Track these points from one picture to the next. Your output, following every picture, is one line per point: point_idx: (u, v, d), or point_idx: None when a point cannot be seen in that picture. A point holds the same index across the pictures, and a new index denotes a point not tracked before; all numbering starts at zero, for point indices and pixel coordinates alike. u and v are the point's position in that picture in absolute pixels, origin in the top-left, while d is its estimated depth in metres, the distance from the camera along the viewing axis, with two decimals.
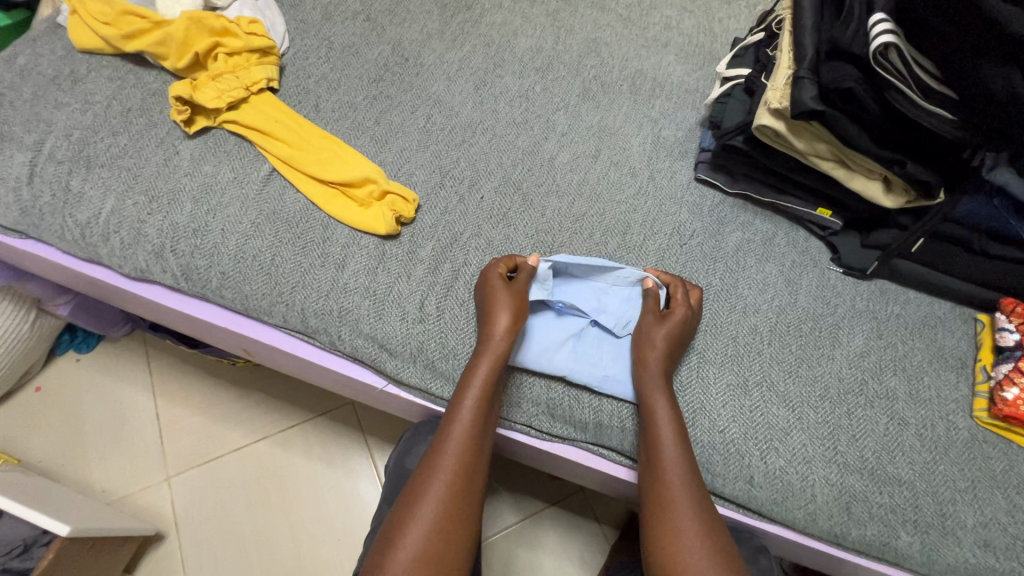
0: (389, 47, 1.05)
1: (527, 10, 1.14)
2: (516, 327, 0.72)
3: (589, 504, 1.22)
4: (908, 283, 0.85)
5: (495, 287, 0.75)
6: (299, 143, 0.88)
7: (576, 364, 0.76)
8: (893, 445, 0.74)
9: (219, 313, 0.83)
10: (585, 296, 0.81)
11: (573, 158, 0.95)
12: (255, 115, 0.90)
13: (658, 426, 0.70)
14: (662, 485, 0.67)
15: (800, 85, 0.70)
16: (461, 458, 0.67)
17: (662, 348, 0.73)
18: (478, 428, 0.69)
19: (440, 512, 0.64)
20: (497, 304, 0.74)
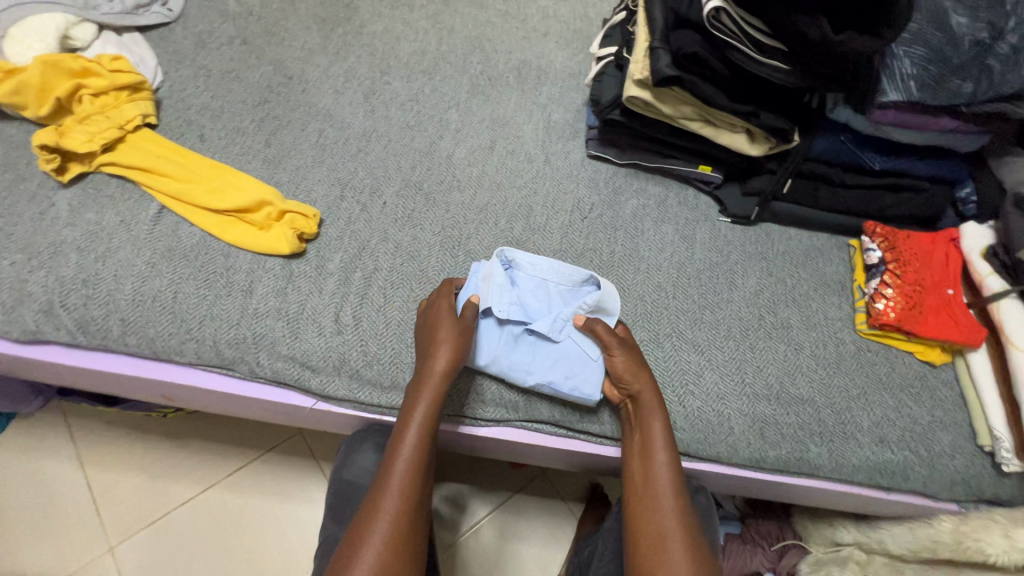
0: (272, 68, 1.04)
1: (408, 15, 1.16)
2: (446, 349, 0.72)
3: (552, 484, 1.26)
4: (788, 222, 0.93)
5: (433, 310, 0.76)
6: (186, 176, 0.86)
7: (512, 370, 0.77)
8: (793, 368, 0.81)
9: (128, 362, 0.79)
10: (528, 302, 0.82)
11: (470, 152, 0.97)
12: (135, 153, 0.87)
13: (654, 451, 0.71)
14: (653, 517, 0.68)
15: (656, 55, 0.76)
16: (403, 489, 0.67)
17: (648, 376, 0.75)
18: (418, 456, 0.69)
19: (391, 532, 0.64)
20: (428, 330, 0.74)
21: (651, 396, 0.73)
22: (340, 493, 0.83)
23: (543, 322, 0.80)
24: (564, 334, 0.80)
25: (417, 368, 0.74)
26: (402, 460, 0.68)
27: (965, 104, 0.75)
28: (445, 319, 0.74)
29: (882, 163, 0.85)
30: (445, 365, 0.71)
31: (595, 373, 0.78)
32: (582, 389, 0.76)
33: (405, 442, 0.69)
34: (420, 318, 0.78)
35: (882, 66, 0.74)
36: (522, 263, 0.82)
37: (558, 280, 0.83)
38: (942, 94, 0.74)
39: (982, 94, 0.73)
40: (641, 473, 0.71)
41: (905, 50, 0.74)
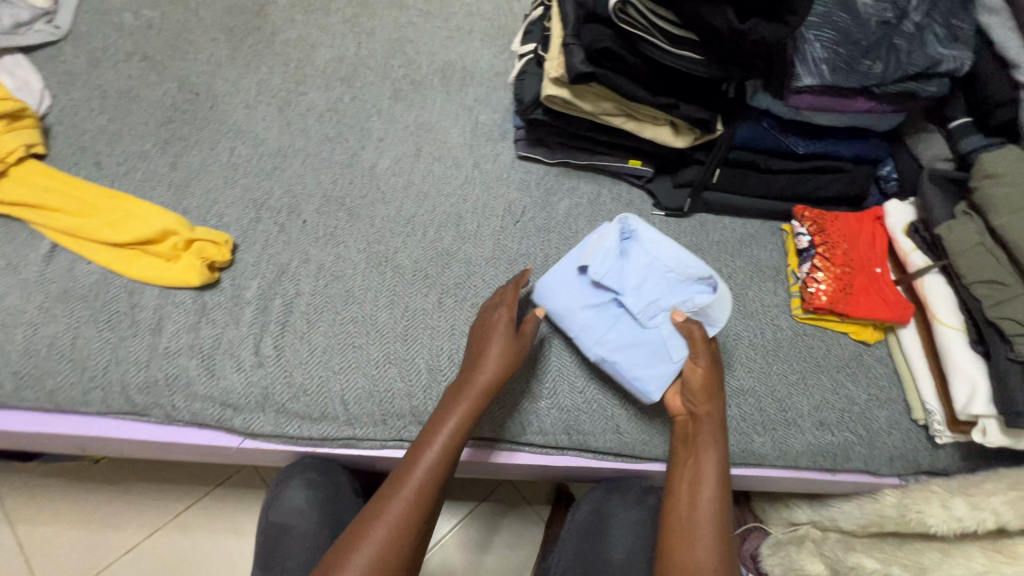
0: (175, 85, 0.97)
1: (323, 20, 1.10)
2: (490, 358, 0.70)
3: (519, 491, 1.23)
4: (721, 211, 0.93)
5: (489, 327, 0.72)
6: (80, 209, 0.79)
7: (586, 334, 0.74)
8: (732, 360, 0.81)
9: (28, 418, 0.72)
10: (628, 277, 0.76)
11: (394, 162, 0.93)
12: (19, 188, 0.79)
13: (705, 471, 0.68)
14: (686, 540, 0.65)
15: (569, 52, 0.73)
16: (415, 499, 0.64)
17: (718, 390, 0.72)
18: (436, 474, 0.65)
19: (390, 540, 0.61)
20: (483, 337, 0.72)
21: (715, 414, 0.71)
22: (270, 533, 0.80)
23: (631, 308, 0.74)
24: (655, 322, 0.75)
25: (463, 368, 0.72)
26: (421, 470, 0.65)
27: (877, 85, 0.74)
28: (499, 338, 0.71)
29: (805, 147, 0.86)
30: (483, 389, 0.68)
31: (669, 371, 0.73)
32: (646, 382, 0.72)
33: (429, 453, 0.66)
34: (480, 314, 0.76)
35: (794, 51, 0.73)
36: (647, 236, 0.77)
37: (670, 264, 0.77)
38: (854, 76, 0.73)
39: (892, 74, 0.73)
40: (685, 490, 0.68)
41: (815, 35, 0.73)
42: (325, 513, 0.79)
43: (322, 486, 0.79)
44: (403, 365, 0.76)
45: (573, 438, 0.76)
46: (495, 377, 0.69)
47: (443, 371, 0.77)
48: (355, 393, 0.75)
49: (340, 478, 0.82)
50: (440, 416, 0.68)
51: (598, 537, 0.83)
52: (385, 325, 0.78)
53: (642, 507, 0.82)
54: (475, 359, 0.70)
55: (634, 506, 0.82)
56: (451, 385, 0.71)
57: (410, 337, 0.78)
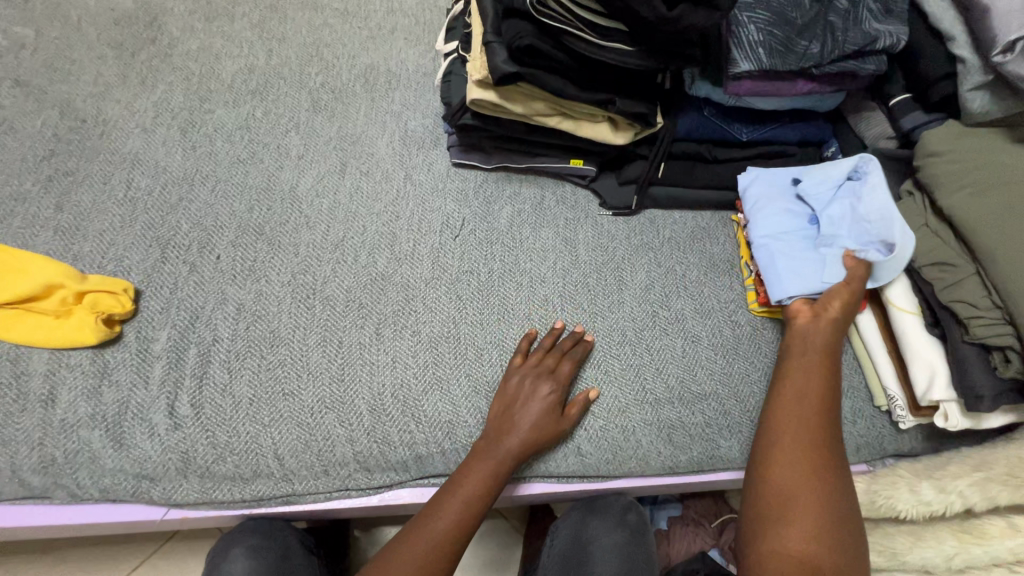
0: (58, 112, 0.86)
1: (228, 27, 1.00)
2: (536, 420, 0.68)
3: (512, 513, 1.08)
4: (669, 206, 0.89)
5: (535, 386, 0.70)
6: None
7: (763, 221, 0.78)
8: (692, 363, 0.78)
9: None
10: (835, 204, 0.76)
11: (317, 181, 0.85)
12: None
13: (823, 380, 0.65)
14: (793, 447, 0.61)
15: (491, 50, 0.67)
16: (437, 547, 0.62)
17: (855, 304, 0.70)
18: (462, 524, 0.64)
19: None
20: (530, 395, 0.70)
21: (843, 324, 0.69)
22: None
23: (824, 228, 0.75)
24: (822, 247, 0.75)
25: (495, 418, 0.69)
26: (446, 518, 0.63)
27: (815, 66, 0.71)
28: (539, 402, 0.69)
29: (748, 134, 0.82)
30: (512, 455, 0.66)
31: (808, 286, 0.72)
32: (778, 284, 0.74)
33: (457, 498, 0.64)
34: (520, 361, 0.73)
35: (729, 35, 0.69)
36: (869, 179, 0.75)
37: (878, 213, 0.73)
38: (791, 58, 0.70)
39: (830, 54, 0.70)
40: (794, 395, 0.65)
41: (749, 16, 0.69)
42: None
43: (266, 552, 0.73)
44: (342, 409, 0.69)
45: (532, 466, 0.72)
46: (524, 448, 0.67)
47: (387, 410, 0.70)
48: (289, 446, 0.67)
49: (288, 539, 0.76)
50: (468, 463, 0.66)
51: (581, 565, 0.78)
52: (317, 366, 0.71)
53: (625, 526, 0.78)
54: (507, 421, 0.68)
55: (615, 527, 0.78)
56: (483, 432, 0.69)
57: (347, 376, 0.71)
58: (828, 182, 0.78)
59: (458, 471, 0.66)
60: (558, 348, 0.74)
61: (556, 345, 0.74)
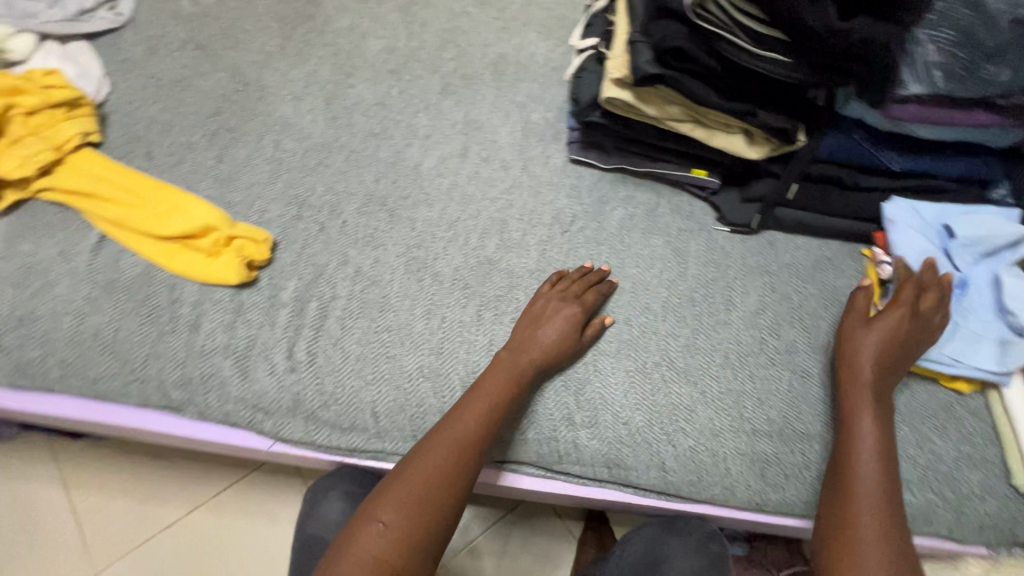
0: (226, 75, 0.96)
1: (375, 9, 1.07)
2: (559, 343, 0.71)
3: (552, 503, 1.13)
4: (793, 230, 0.84)
5: (559, 307, 0.73)
6: (130, 199, 0.79)
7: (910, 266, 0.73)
8: (799, 399, 0.73)
9: (74, 403, 0.75)
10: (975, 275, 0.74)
11: (440, 161, 0.89)
12: (76, 177, 0.80)
13: (859, 438, 0.64)
14: (858, 506, 0.60)
15: (635, 50, 0.66)
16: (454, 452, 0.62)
17: (885, 335, 0.67)
18: (478, 443, 0.64)
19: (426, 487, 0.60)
20: (546, 318, 0.72)
21: (862, 373, 0.67)
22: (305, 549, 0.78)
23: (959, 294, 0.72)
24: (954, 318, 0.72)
25: (513, 337, 0.72)
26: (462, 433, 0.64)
27: (999, 95, 0.63)
28: (563, 322, 0.72)
29: (900, 164, 0.75)
30: (532, 369, 0.69)
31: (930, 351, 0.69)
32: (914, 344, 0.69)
33: (469, 417, 0.65)
34: (547, 291, 0.75)
35: (904, 53, 0.62)
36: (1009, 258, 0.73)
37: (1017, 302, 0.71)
38: (972, 85, 0.63)
39: (1022, 82, 0.62)
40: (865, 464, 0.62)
41: (929, 35, 0.63)
42: None
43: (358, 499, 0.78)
44: (437, 380, 0.73)
45: (613, 474, 0.71)
46: (542, 366, 0.70)
47: None
48: (386, 406, 0.72)
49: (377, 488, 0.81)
50: (477, 388, 0.67)
51: None
52: (420, 336, 0.75)
53: (705, 555, 0.74)
54: (527, 340, 0.71)
55: (693, 552, 0.75)
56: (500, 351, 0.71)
57: (446, 350, 0.74)
58: (980, 245, 0.73)
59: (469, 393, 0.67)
60: (581, 280, 0.77)
61: (579, 283, 0.76)
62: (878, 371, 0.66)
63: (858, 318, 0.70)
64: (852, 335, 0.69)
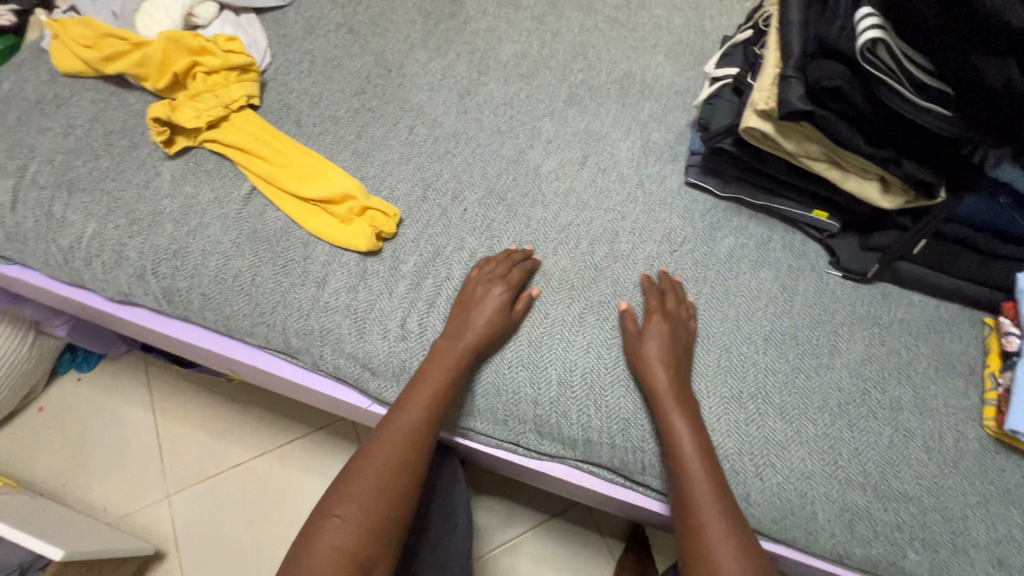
0: (372, 59, 1.04)
1: (512, 15, 1.12)
2: (495, 323, 0.74)
3: (591, 516, 1.19)
4: (911, 285, 0.82)
5: (483, 293, 0.76)
6: (279, 159, 0.87)
7: None
8: (898, 458, 0.70)
9: (203, 335, 0.83)
10: None
11: (559, 166, 0.92)
12: (236, 133, 0.89)
13: (678, 454, 0.66)
14: (693, 506, 0.63)
15: (787, 85, 0.66)
16: (410, 438, 0.67)
17: (663, 342, 0.73)
18: (422, 423, 0.68)
19: (383, 475, 0.63)
20: (483, 298, 0.75)
21: (659, 391, 0.70)
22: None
23: None
24: None
25: (454, 319, 0.75)
26: (416, 414, 0.68)
27: None
28: (494, 300, 0.75)
29: None
30: (466, 349, 0.72)
31: None
32: None
33: (416, 401, 0.69)
34: (472, 276, 0.79)
35: None
36: None
37: None
38: None
39: None
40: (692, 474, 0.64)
41: None
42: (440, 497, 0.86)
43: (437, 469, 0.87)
44: (536, 370, 0.75)
45: None
46: (482, 343, 0.73)
47: (574, 388, 0.74)
48: (483, 388, 0.75)
49: (455, 467, 0.90)
50: (422, 373, 0.71)
51: None
52: (523, 327, 0.78)
53: None
54: (464, 319, 0.74)
55: None
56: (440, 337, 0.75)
57: (547, 345, 0.77)
58: None
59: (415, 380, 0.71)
60: (518, 266, 0.80)
61: (503, 264, 0.79)
62: (672, 385, 0.70)
63: (633, 335, 0.75)
64: (637, 346, 0.74)
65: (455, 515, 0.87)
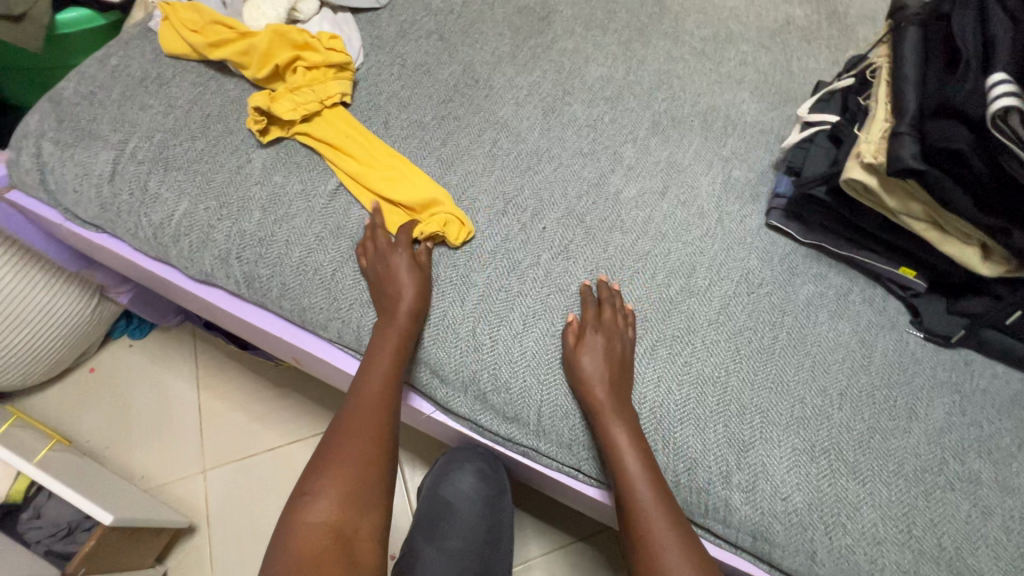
0: (460, 68, 1.05)
1: (599, 38, 1.13)
2: (421, 298, 0.77)
3: (618, 545, 1.17)
4: (996, 356, 0.79)
5: (397, 269, 0.78)
6: (367, 159, 0.89)
7: None
8: (976, 535, 0.68)
9: (275, 323, 0.86)
10: None
11: (639, 194, 0.92)
12: (328, 129, 0.91)
13: (616, 451, 0.68)
14: (635, 493, 0.66)
15: (900, 142, 0.66)
16: (369, 412, 0.69)
17: (602, 342, 0.74)
18: (376, 397, 0.70)
19: (352, 456, 0.65)
20: (400, 277, 0.77)
21: (592, 389, 0.71)
22: (433, 506, 0.89)
23: None
24: None
25: (383, 302, 0.77)
26: (372, 390, 0.71)
27: None
28: (417, 278, 0.77)
29: None
30: (408, 324, 0.75)
31: None
32: None
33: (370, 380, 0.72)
34: (371, 252, 0.80)
35: None
36: None
37: None
38: None
39: None
40: (632, 470, 0.67)
41: None
42: (484, 506, 0.90)
43: (490, 480, 0.89)
44: None
45: (754, 544, 0.70)
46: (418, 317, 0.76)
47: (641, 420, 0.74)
48: (551, 409, 0.75)
49: (503, 479, 0.92)
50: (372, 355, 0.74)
51: None
52: None
53: None
54: (395, 296, 0.76)
55: None
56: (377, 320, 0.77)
57: None
58: None
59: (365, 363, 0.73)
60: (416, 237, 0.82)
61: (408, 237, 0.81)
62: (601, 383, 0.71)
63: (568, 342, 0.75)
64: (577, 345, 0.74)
65: (499, 529, 0.91)
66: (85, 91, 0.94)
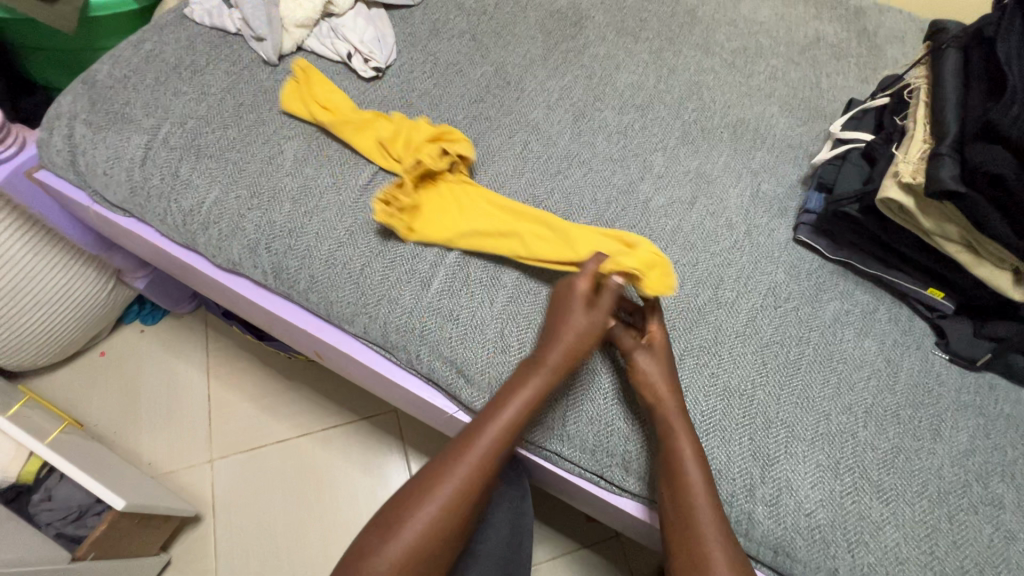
0: (492, 69, 1.05)
1: (630, 45, 1.13)
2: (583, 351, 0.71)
3: (624, 554, 1.17)
4: (1021, 381, 0.79)
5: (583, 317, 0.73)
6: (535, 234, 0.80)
7: None
8: (998, 559, 0.68)
9: (301, 316, 0.85)
10: None
11: (668, 202, 0.92)
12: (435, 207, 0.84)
13: (676, 472, 0.67)
14: (688, 517, 0.65)
15: (940, 163, 0.66)
16: (478, 462, 0.67)
17: (658, 360, 0.73)
18: (492, 449, 0.68)
19: (447, 498, 0.65)
20: (569, 319, 0.73)
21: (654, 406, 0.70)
22: None
23: None
24: None
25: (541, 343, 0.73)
26: (486, 437, 0.68)
27: None
28: (583, 327, 0.72)
29: None
30: (550, 376, 0.70)
31: None
32: None
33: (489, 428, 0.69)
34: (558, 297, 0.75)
35: None
36: None
37: None
38: None
39: None
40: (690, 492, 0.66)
41: None
42: None
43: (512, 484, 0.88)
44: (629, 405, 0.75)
45: (776, 558, 0.70)
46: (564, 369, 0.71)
47: None
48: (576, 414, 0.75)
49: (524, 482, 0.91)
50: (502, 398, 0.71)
51: None
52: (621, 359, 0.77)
53: None
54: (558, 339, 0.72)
55: None
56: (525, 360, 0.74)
57: None
58: None
59: (492, 404, 0.71)
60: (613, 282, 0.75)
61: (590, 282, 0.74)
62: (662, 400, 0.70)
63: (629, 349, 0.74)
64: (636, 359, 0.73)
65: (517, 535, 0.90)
66: (119, 75, 0.94)
